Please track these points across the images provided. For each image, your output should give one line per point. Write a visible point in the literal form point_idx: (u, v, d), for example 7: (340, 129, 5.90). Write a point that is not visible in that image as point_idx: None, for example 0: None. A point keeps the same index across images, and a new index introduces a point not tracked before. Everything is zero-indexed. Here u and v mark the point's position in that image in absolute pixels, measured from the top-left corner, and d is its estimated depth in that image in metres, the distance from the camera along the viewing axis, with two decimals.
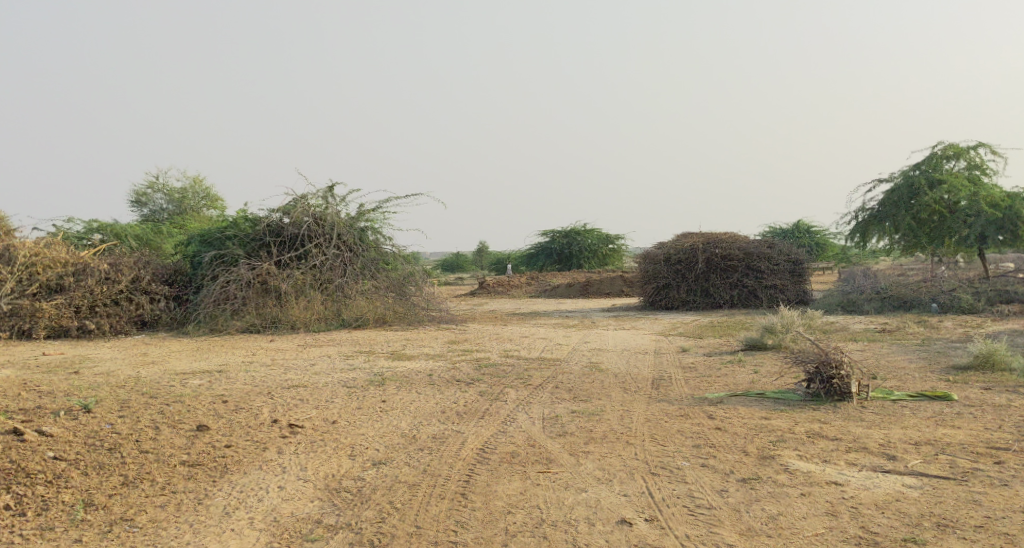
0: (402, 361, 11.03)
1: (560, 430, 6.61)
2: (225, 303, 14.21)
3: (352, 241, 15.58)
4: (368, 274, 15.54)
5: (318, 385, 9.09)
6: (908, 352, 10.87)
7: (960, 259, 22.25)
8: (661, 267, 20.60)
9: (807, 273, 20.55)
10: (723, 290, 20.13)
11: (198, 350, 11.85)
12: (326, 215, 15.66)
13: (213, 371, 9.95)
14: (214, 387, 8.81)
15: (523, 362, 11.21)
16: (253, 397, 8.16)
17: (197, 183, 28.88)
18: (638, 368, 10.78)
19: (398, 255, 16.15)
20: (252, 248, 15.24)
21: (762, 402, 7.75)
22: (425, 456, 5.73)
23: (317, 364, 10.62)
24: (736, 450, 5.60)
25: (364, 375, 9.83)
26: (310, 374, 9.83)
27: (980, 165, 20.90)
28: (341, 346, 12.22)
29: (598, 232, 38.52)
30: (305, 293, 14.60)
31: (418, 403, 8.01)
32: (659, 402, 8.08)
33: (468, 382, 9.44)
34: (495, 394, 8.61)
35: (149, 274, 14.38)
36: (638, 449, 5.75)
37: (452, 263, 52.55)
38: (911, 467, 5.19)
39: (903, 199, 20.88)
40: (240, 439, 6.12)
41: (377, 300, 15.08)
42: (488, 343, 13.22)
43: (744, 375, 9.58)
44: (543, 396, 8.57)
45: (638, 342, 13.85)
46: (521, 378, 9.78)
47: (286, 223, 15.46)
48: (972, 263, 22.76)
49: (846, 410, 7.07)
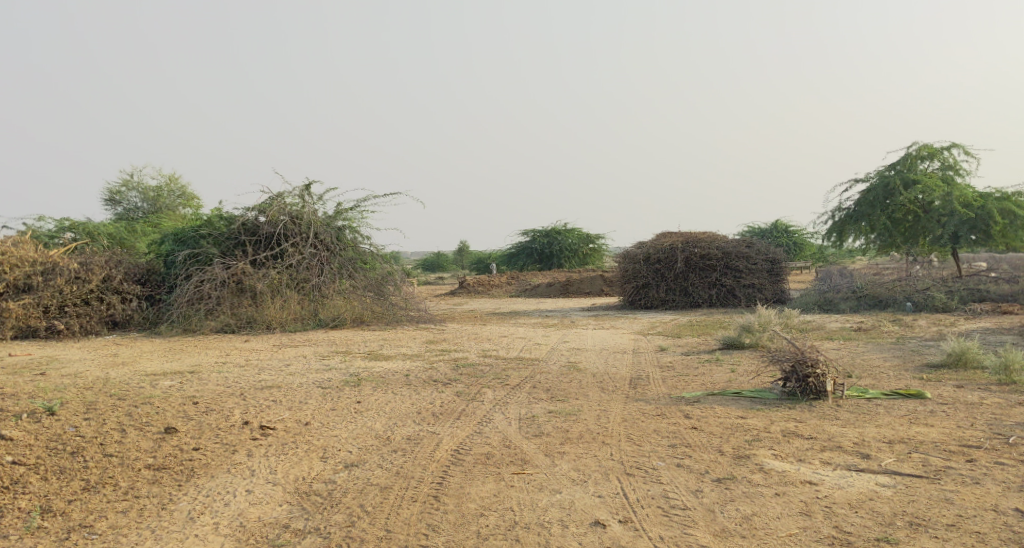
0: (379, 361, 10.95)
1: (536, 430, 6.57)
2: (199, 303, 14.05)
3: (329, 240, 15.47)
4: (345, 273, 15.43)
5: (293, 385, 8.99)
6: (884, 351, 10.92)
7: (934, 258, 22.45)
8: (641, 267, 20.61)
9: (785, 272, 20.66)
10: (702, 289, 20.18)
11: (170, 351, 11.70)
12: (303, 214, 15.53)
13: (186, 372, 9.83)
14: (186, 388, 8.71)
15: (501, 362, 11.17)
16: (226, 399, 8.06)
17: (172, 181, 28.63)
18: (616, 367, 10.76)
19: (376, 254, 16.05)
20: (228, 247, 15.07)
21: (738, 401, 7.75)
22: (397, 458, 5.66)
23: (291, 365, 10.51)
24: (712, 449, 5.57)
25: (340, 375, 9.74)
26: (284, 375, 9.73)
27: (954, 165, 21.08)
28: (317, 346, 12.12)
29: (578, 232, 38.54)
30: (281, 292, 14.47)
31: (393, 403, 7.93)
32: (636, 402, 8.06)
33: (445, 382, 9.37)
34: (472, 395, 8.55)
35: (121, 274, 14.20)
36: (613, 450, 5.71)
37: (433, 262, 52.42)
38: (885, 466, 5.17)
39: (879, 198, 21.02)
40: (210, 442, 6.04)
41: (355, 300, 14.98)
42: (465, 343, 13.16)
43: (721, 373, 9.59)
44: (520, 396, 8.52)
45: (616, 342, 13.84)
46: (499, 378, 9.74)
47: (262, 221, 15.32)
48: (947, 262, 22.97)
49: (822, 409, 7.07)
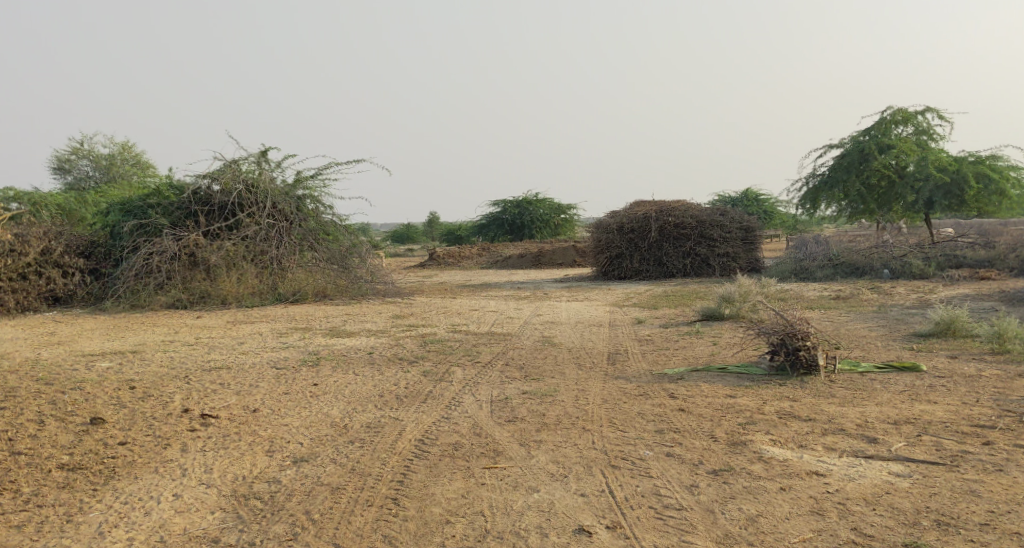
0: (341, 338, 10.33)
1: (509, 415, 6.00)
2: (147, 277, 13.28)
3: (289, 210, 14.66)
4: (306, 245, 14.69)
5: (245, 366, 8.33)
6: (868, 319, 10.48)
7: (904, 224, 22.26)
8: (614, 236, 20.06)
9: (759, 240, 20.23)
10: (676, 258, 19.72)
11: (114, 329, 10.94)
12: (259, 182, 14.69)
13: (128, 352, 9.13)
14: (127, 371, 8.03)
15: (471, 337, 10.59)
16: (169, 383, 7.39)
17: (126, 150, 27.50)
18: (592, 341, 10.23)
19: (338, 225, 15.33)
20: (179, 217, 14.29)
21: (725, 378, 7.23)
22: (353, 451, 5.03)
23: (246, 343, 9.84)
24: (703, 435, 5.01)
25: (297, 354, 9.09)
26: (237, 354, 9.05)
27: (928, 129, 20.69)
28: (274, 322, 11.41)
29: (549, 202, 37.92)
30: (236, 265, 13.71)
31: (353, 385, 7.32)
32: (615, 380, 7.52)
33: (410, 360, 8.76)
34: (439, 374, 7.98)
35: (61, 246, 13.42)
36: (594, 437, 5.14)
37: (402, 234, 51.53)
38: (895, 451, 4.62)
39: (854, 163, 20.56)
40: (140, 435, 5.43)
41: (317, 273, 14.26)
42: (433, 317, 12.54)
43: (703, 347, 9.07)
44: (491, 375, 7.96)
45: (591, 314, 13.32)
46: (468, 355, 9.16)
47: (216, 190, 14.52)
48: (916, 227, 22.80)
49: (816, 384, 6.57)
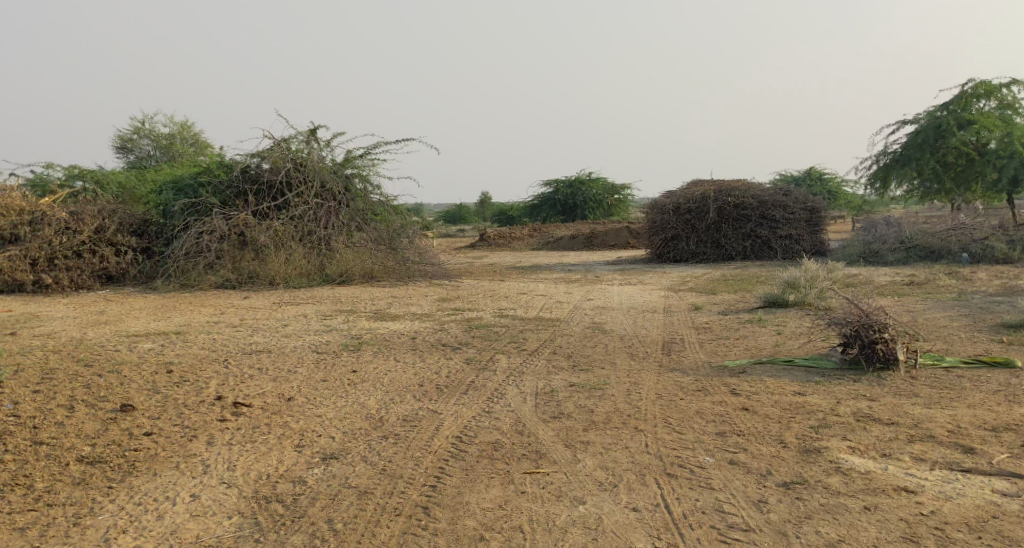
0: (385, 322, 10.02)
1: (556, 411, 5.58)
2: (197, 256, 13.12)
3: (337, 190, 14.42)
4: (355, 225, 14.41)
5: (285, 349, 8.04)
6: (946, 308, 9.78)
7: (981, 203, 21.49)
8: (669, 217, 19.44)
9: (824, 222, 19.37)
10: (735, 241, 19.02)
11: (161, 308, 10.73)
12: (308, 160, 14.45)
13: (170, 333, 8.92)
14: (166, 351, 7.77)
15: (520, 323, 10.20)
16: (207, 365, 7.11)
17: (184, 130, 27.62)
18: (646, 329, 9.74)
19: (387, 205, 15.04)
20: (228, 196, 14.13)
21: (792, 372, 6.71)
22: (388, 448, 4.66)
23: (288, 325, 9.57)
24: (771, 440, 4.52)
25: (339, 338, 8.78)
26: (279, 337, 8.79)
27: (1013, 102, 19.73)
28: (320, 304, 11.14)
29: (603, 183, 37.25)
30: (285, 245, 13.47)
31: (394, 373, 6.97)
32: (671, 372, 7.05)
33: (454, 347, 8.40)
34: (483, 363, 7.60)
35: (115, 224, 13.23)
36: (649, 439, 4.69)
37: (454, 214, 51.34)
38: (998, 465, 4.06)
39: (930, 140, 19.81)
40: (167, 425, 5.06)
41: (365, 253, 13.98)
42: (481, 301, 12.17)
43: (765, 338, 8.52)
44: (538, 364, 7.56)
45: (645, 299, 12.81)
46: (515, 342, 8.77)
47: (265, 168, 14.32)
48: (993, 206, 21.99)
49: (894, 382, 6.02)
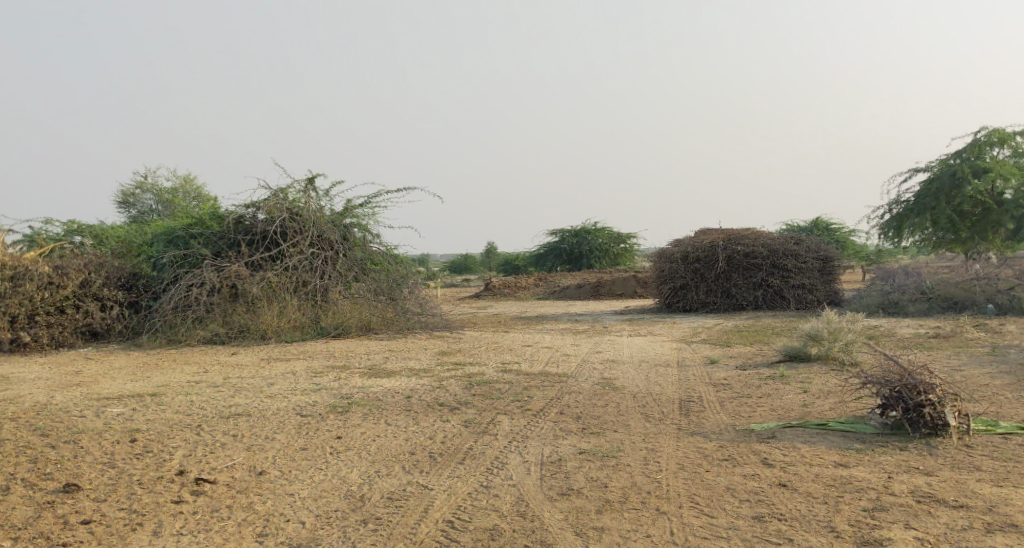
0: (379, 379, 9.31)
1: (565, 486, 4.87)
2: (186, 310, 12.28)
3: (335, 239, 13.81)
4: (352, 276, 13.75)
5: (266, 412, 7.29)
6: (983, 363, 9.08)
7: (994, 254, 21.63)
8: (678, 266, 18.80)
9: (838, 271, 18.69)
10: (746, 290, 18.34)
11: (142, 365, 9.86)
12: (305, 209, 13.78)
13: (144, 391, 8.16)
14: (136, 414, 7.02)
15: (524, 379, 9.47)
16: (176, 430, 6.36)
17: (186, 183, 27.12)
18: (660, 386, 9.00)
19: (387, 255, 14.41)
20: (220, 247, 13.40)
21: (828, 439, 6.02)
22: (366, 538, 3.96)
23: (274, 384, 8.83)
24: (821, 529, 3.81)
25: (327, 398, 8.06)
26: (262, 398, 8.04)
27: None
28: (312, 359, 10.44)
29: (609, 231, 36.76)
30: (278, 297, 12.72)
31: (382, 439, 6.25)
32: (693, 438, 6.31)
33: (452, 407, 7.68)
34: (483, 426, 6.88)
35: (101, 278, 12.43)
36: (675, 527, 3.98)
37: (459, 264, 50.86)
38: None
39: (944, 188, 20.02)
40: (112, 508, 4.37)
41: (363, 304, 13.34)
42: (483, 354, 11.47)
43: (792, 399, 7.80)
44: (544, 428, 6.83)
45: (657, 351, 12.10)
46: (519, 401, 8.05)
47: (259, 219, 13.62)
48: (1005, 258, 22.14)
49: (946, 453, 5.35)
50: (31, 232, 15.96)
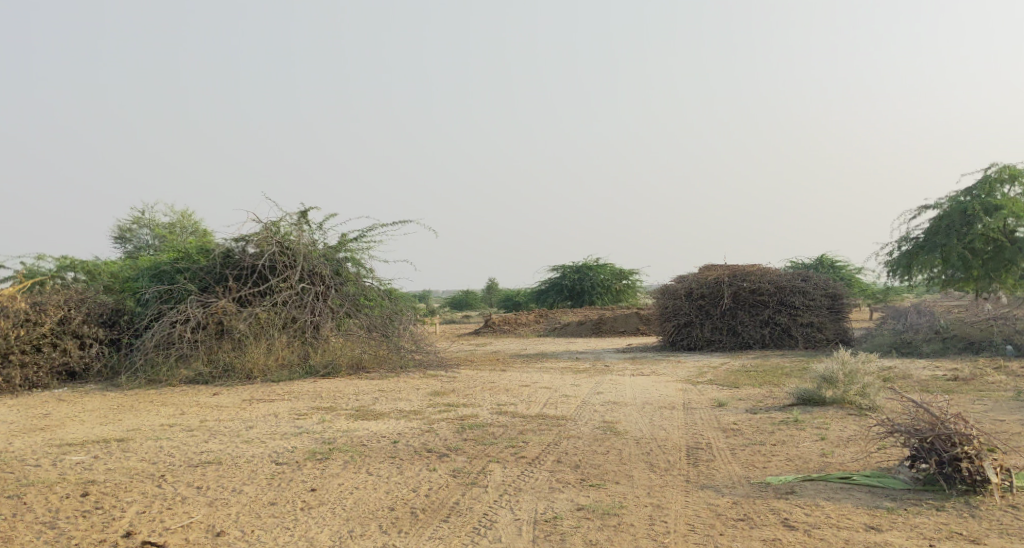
0: (366, 422, 8.74)
1: None
2: (169, 348, 11.68)
3: (327, 274, 13.23)
4: (345, 312, 13.17)
5: (240, 459, 6.71)
6: (1010, 410, 8.54)
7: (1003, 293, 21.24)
8: (682, 302, 18.25)
9: (847, 308, 18.11)
10: (753, 328, 17.79)
11: (116, 407, 9.21)
12: (295, 243, 13.18)
13: (111, 435, 7.55)
14: (95, 463, 6.43)
15: (521, 422, 8.90)
16: (135, 481, 5.78)
17: (182, 217, 26.52)
18: (666, 430, 8.44)
19: (381, 290, 13.87)
20: (209, 283, 12.64)
21: (854, 497, 5.51)
22: None
23: (254, 426, 8.24)
24: None
25: (308, 443, 7.49)
26: (237, 443, 7.45)
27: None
28: (297, 400, 9.84)
29: (611, 267, 36.27)
30: (266, 334, 12.14)
31: (361, 491, 5.71)
32: (705, 492, 5.74)
33: (442, 454, 7.13)
34: (475, 476, 6.33)
35: (81, 315, 11.85)
36: None
37: (460, 300, 50.39)
38: None
39: (955, 226, 19.58)
40: None
41: (355, 341, 12.77)
42: (479, 394, 10.90)
43: (808, 449, 7.25)
44: (540, 478, 6.27)
45: (662, 392, 11.53)
46: (515, 447, 7.49)
47: (249, 253, 12.90)
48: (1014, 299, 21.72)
49: (988, 518, 4.85)
50: (25, 268, 15.49)
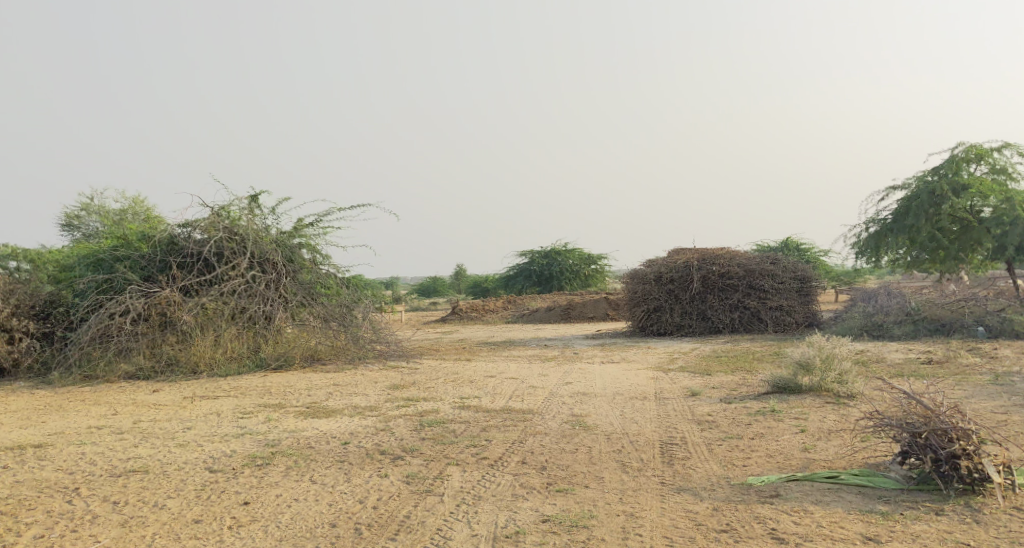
0: (317, 420, 8.12)
1: None
2: (106, 342, 10.95)
3: (279, 262, 12.50)
4: (301, 301, 12.47)
5: (170, 467, 6.06)
6: (992, 397, 8.20)
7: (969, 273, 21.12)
8: (651, 287, 17.79)
9: (816, 291, 17.78)
10: (722, 312, 17.39)
11: (42, 408, 8.46)
12: (245, 229, 12.42)
13: (29, 441, 6.84)
14: (4, 475, 5.74)
15: (483, 417, 8.35)
16: (44, 497, 5.13)
17: (135, 203, 25.46)
18: (638, 424, 7.94)
19: (338, 279, 13.19)
20: (151, 272, 11.86)
21: (844, 501, 5.04)
22: None
23: (192, 428, 7.58)
24: None
25: (249, 447, 6.85)
26: (170, 447, 6.79)
27: (1006, 166, 19.64)
28: (242, 397, 9.19)
29: (580, 252, 35.81)
30: (212, 326, 11.45)
31: (301, 503, 5.12)
32: (682, 497, 5.22)
33: (396, 456, 6.55)
34: (430, 481, 5.76)
35: (9, 307, 11.03)
36: None
37: (428, 287, 49.78)
38: None
39: (923, 206, 19.32)
40: None
41: (310, 333, 12.15)
42: (440, 387, 10.32)
43: (789, 444, 6.80)
44: (502, 482, 5.72)
45: (632, 381, 11.05)
46: (476, 447, 6.94)
47: (194, 239, 12.13)
48: (979, 278, 21.63)
49: (997, 532, 4.39)
50: None
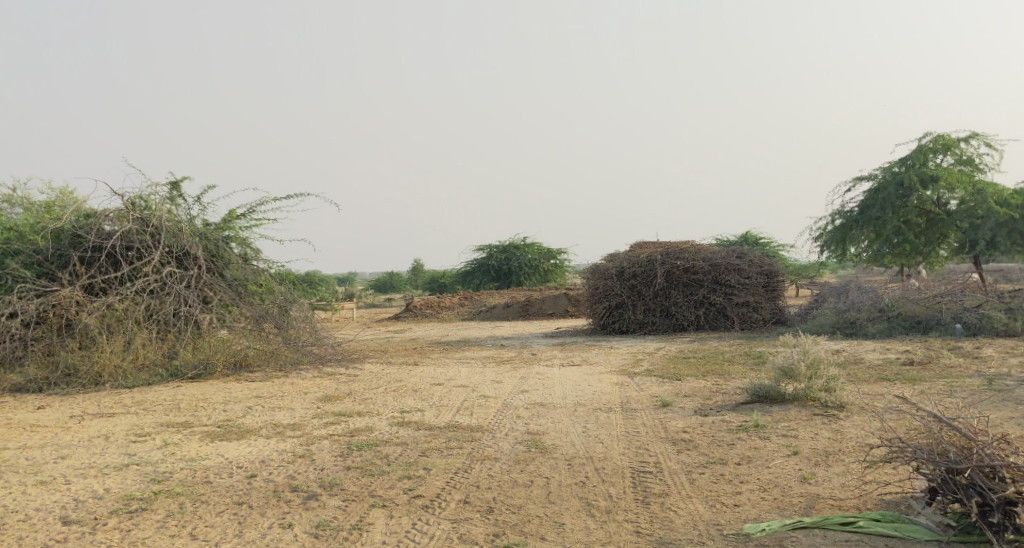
0: (225, 444, 6.84)
1: None
2: None
3: (203, 257, 11.11)
4: (228, 300, 11.10)
5: (14, 518, 4.77)
6: (1002, 408, 7.20)
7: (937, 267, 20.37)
8: (613, 282, 16.70)
9: (782, 287, 16.88)
10: (687, 309, 16.39)
11: None
12: (161, 222, 10.97)
13: None
14: None
15: (422, 437, 7.13)
16: None
17: (62, 194, 23.67)
18: (604, 444, 6.80)
19: (271, 275, 11.83)
20: (49, 268, 10.41)
21: None
22: None
23: (67, 457, 6.25)
24: None
25: (130, 484, 5.56)
26: (30, 485, 5.48)
27: (973, 158, 18.92)
28: (143, 415, 7.85)
29: (539, 247, 34.72)
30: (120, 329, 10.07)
31: None
32: None
33: (310, 495, 5.32)
34: (343, 536, 4.55)
35: None
36: None
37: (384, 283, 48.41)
38: None
39: (891, 197, 18.49)
40: None
41: (235, 337, 10.84)
42: (379, 398, 9.08)
43: (784, 471, 5.70)
44: (435, 535, 4.54)
45: (595, 388, 9.93)
46: (409, 479, 5.73)
47: (101, 231, 10.69)
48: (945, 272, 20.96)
49: None
50: None
